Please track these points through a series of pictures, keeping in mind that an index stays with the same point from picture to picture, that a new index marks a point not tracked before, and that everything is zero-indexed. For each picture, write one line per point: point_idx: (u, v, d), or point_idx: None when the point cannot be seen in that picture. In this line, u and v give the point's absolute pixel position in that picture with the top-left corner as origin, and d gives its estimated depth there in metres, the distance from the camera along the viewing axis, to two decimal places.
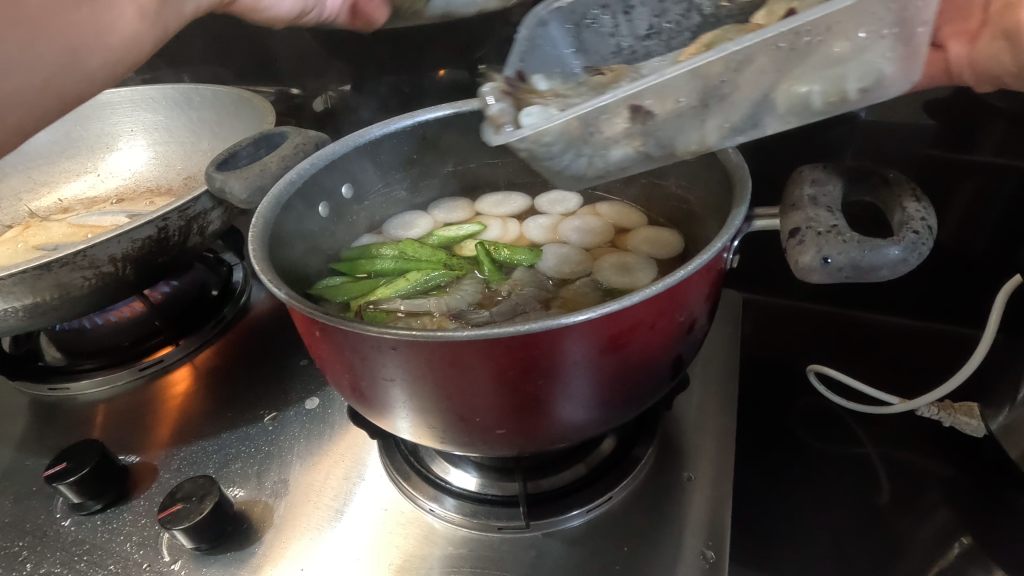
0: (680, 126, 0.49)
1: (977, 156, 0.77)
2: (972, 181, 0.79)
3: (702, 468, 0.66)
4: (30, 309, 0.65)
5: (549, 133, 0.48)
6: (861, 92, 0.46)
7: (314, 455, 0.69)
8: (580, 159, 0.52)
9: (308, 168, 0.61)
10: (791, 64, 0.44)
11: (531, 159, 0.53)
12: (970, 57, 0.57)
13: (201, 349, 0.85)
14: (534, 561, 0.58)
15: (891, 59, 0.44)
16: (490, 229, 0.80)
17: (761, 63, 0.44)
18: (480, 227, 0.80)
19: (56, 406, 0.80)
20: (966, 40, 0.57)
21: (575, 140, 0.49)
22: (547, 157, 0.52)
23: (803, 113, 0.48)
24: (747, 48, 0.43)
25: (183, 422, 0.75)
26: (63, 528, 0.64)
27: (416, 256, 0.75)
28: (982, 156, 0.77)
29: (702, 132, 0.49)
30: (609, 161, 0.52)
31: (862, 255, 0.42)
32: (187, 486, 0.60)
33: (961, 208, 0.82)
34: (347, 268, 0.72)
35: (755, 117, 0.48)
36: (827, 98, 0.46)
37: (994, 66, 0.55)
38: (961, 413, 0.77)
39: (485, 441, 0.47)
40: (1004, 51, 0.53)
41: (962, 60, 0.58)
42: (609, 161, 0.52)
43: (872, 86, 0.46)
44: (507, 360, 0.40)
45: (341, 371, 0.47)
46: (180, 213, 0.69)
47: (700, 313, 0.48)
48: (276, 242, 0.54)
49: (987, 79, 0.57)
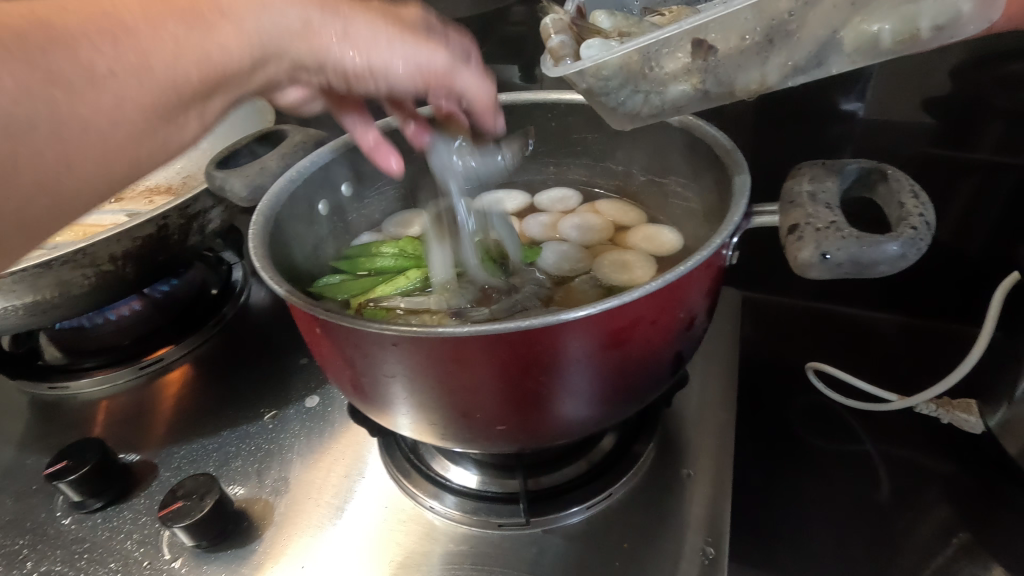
0: (742, 63, 0.49)
1: (978, 154, 0.78)
2: (971, 179, 0.80)
3: (701, 465, 0.66)
4: (31, 307, 0.65)
5: (609, 65, 0.48)
6: (932, 29, 0.47)
7: (315, 453, 0.70)
8: (634, 96, 0.51)
9: (307, 166, 0.61)
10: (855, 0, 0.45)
11: (584, 93, 0.52)
12: None
13: (201, 347, 0.85)
14: (534, 558, 0.58)
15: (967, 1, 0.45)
16: None
17: (830, 2, 0.45)
18: None
19: (56, 405, 0.80)
20: None
21: (633, 77, 0.49)
22: (600, 92, 0.51)
23: (863, 48, 0.48)
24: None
25: (183, 420, 0.75)
26: (64, 527, 0.64)
27: (414, 253, 0.75)
28: (983, 154, 0.77)
29: (761, 70, 0.49)
30: (667, 101, 0.51)
31: (861, 250, 0.43)
32: (188, 483, 0.60)
33: (962, 205, 0.82)
34: (347, 266, 0.72)
35: (815, 53, 0.48)
36: (895, 31, 0.47)
37: None
38: (959, 409, 0.80)
39: (486, 437, 0.47)
40: None
41: None
42: (666, 100, 0.51)
43: (942, 22, 0.46)
44: (509, 355, 0.40)
45: (341, 367, 0.47)
46: (180, 211, 0.69)
47: (699, 309, 0.48)
48: (276, 240, 0.54)
49: None
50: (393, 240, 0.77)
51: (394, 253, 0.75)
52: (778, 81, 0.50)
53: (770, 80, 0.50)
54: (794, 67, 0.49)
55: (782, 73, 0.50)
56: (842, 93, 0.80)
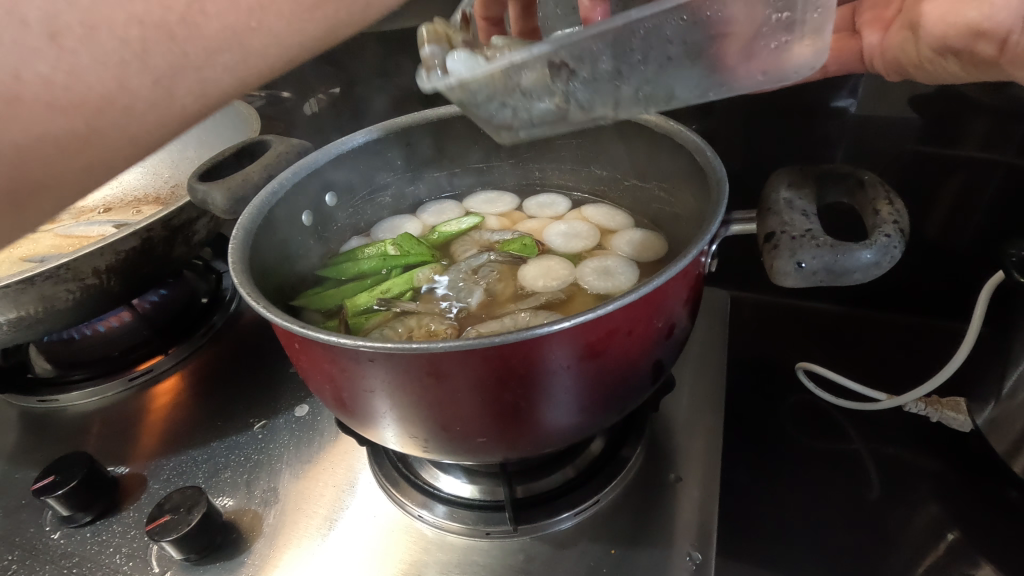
0: (603, 82, 0.49)
1: (964, 151, 0.77)
2: (958, 177, 0.80)
3: (690, 469, 0.66)
4: (15, 323, 0.65)
5: (473, 82, 0.47)
6: (761, 74, 0.50)
7: (303, 463, 0.70)
8: (502, 110, 0.50)
9: (288, 177, 0.60)
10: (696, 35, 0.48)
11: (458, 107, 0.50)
12: (882, 45, 0.63)
13: (190, 357, 0.85)
14: (522, 566, 0.58)
15: (794, 43, 0.48)
16: (488, 220, 0.81)
17: (669, 28, 0.47)
18: (478, 219, 0.80)
19: (45, 418, 0.79)
20: (880, 28, 0.64)
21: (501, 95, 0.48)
22: (471, 105, 0.50)
23: (711, 82, 0.50)
24: (652, 18, 0.46)
25: (173, 432, 0.75)
26: (53, 542, 0.64)
27: (405, 250, 0.75)
28: (969, 151, 0.77)
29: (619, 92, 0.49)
30: (533, 115, 0.51)
31: (835, 259, 0.43)
32: (176, 497, 0.60)
33: (949, 202, 0.82)
34: (335, 273, 0.73)
35: (670, 85, 0.49)
36: (728, 64, 0.49)
37: (902, 55, 0.61)
38: (947, 408, 0.79)
39: (467, 449, 0.47)
40: (910, 40, 0.59)
41: (875, 47, 0.64)
42: (537, 113, 0.50)
43: (770, 65, 0.49)
44: (485, 369, 0.40)
45: (322, 382, 0.47)
46: (164, 223, 0.69)
47: (679, 316, 0.48)
48: (256, 253, 0.54)
49: (895, 67, 0.64)
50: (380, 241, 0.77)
51: (381, 251, 0.75)
52: (637, 107, 0.51)
53: (627, 105, 0.50)
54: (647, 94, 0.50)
55: (636, 99, 0.50)
56: (830, 93, 0.80)
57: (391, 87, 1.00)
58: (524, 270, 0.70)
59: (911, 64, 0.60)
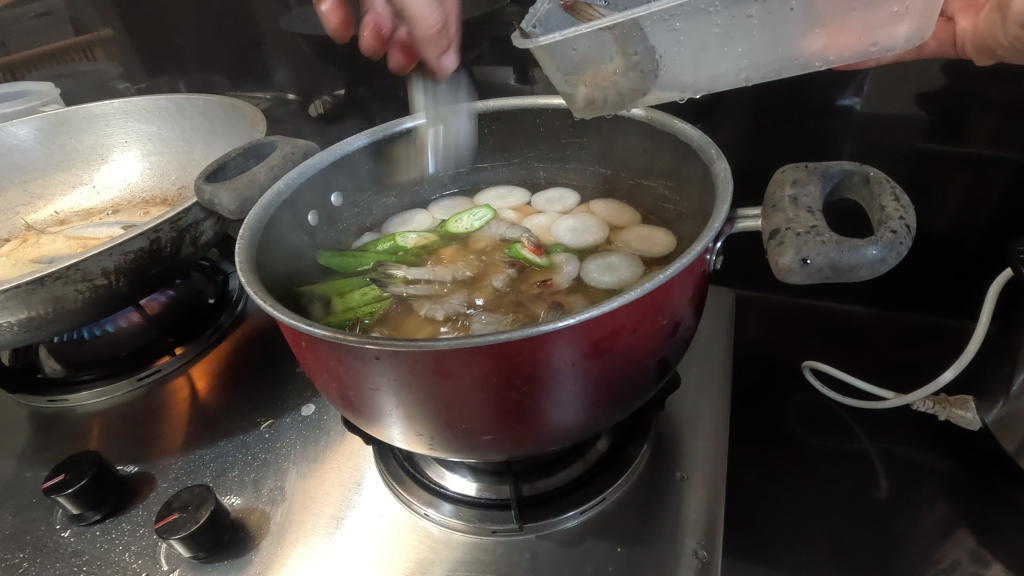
0: (699, 54, 0.50)
1: (971, 148, 0.78)
2: (965, 174, 0.80)
3: (696, 468, 0.66)
4: (25, 324, 0.65)
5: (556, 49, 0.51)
6: (873, 47, 0.50)
7: (311, 462, 0.70)
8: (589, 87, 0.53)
9: (294, 177, 0.61)
10: (816, 8, 0.47)
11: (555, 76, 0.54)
12: (974, 28, 0.61)
13: (198, 357, 0.86)
14: (528, 564, 0.58)
15: (902, 20, 0.49)
16: (503, 214, 0.79)
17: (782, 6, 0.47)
18: (492, 213, 0.78)
19: (55, 417, 0.80)
20: (973, 14, 0.61)
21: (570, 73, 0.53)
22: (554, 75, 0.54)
23: (814, 54, 0.51)
24: None
25: (182, 430, 0.76)
26: (63, 539, 0.65)
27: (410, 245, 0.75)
28: (976, 148, 0.78)
29: (722, 66, 0.51)
30: (619, 93, 0.54)
31: (840, 255, 0.42)
32: (184, 495, 0.61)
33: (959, 198, 0.82)
34: (340, 262, 0.71)
35: (776, 64, 0.51)
36: (835, 42, 0.50)
37: (991, 38, 0.59)
38: (956, 406, 0.78)
39: (471, 447, 0.46)
40: (997, 24, 0.58)
41: (968, 32, 0.62)
42: (624, 91, 0.53)
43: (880, 36, 0.49)
44: (489, 366, 0.40)
45: (328, 380, 0.47)
46: (171, 224, 0.69)
47: (684, 315, 0.47)
48: (264, 253, 0.54)
49: (986, 52, 0.62)
50: (390, 235, 0.77)
51: (393, 242, 0.75)
52: (737, 81, 0.52)
53: (726, 82, 0.52)
54: (745, 68, 0.51)
55: (737, 73, 0.52)
56: (838, 90, 0.80)
57: (395, 87, 1.02)
58: (509, 291, 0.64)
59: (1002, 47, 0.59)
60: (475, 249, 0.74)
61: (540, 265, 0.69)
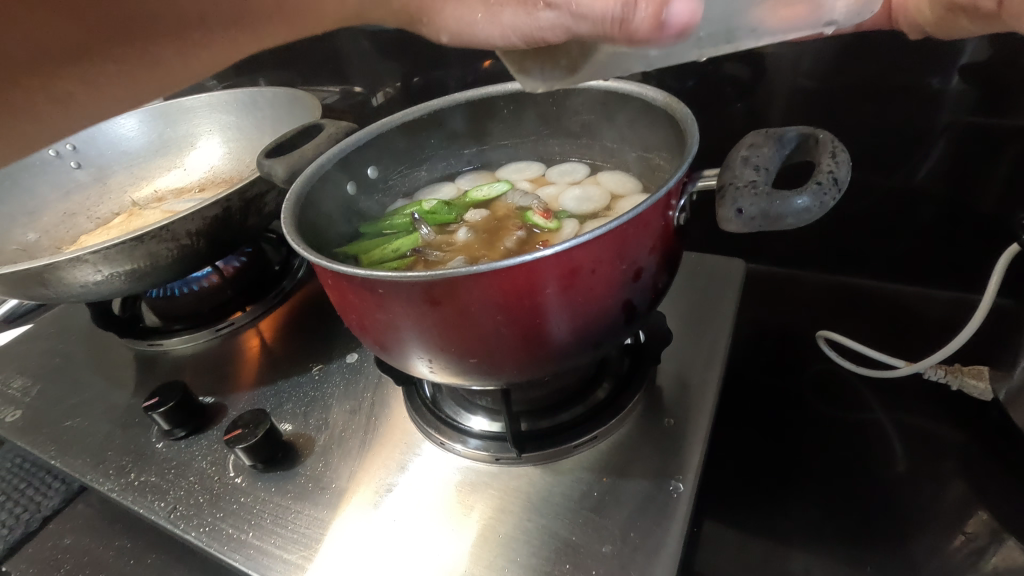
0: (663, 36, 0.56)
1: (1013, 120, 0.79)
2: (1013, 147, 0.80)
3: (689, 416, 0.72)
4: (129, 274, 0.80)
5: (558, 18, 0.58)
6: (829, 22, 0.54)
7: (349, 399, 0.82)
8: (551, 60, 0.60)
9: (335, 153, 0.71)
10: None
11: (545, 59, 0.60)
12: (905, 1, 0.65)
13: (265, 313, 1.00)
14: (524, 487, 0.67)
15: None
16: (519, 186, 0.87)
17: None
18: (509, 186, 0.86)
19: (153, 358, 0.97)
20: None
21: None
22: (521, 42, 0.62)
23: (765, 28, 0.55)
24: None
25: (250, 371, 0.90)
26: (158, 449, 0.81)
27: (435, 210, 0.83)
28: (1017, 120, 0.78)
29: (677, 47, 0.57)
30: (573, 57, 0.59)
31: (770, 205, 0.47)
32: (246, 415, 0.74)
33: (1002, 171, 0.83)
34: (372, 228, 0.81)
35: (730, 35, 0.56)
36: (787, 13, 0.54)
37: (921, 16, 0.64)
38: (968, 376, 0.80)
39: (461, 370, 0.55)
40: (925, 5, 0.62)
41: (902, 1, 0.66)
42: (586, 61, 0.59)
43: (821, 13, 0.53)
44: (469, 296, 0.49)
45: (349, 312, 0.57)
46: (240, 195, 0.83)
47: (647, 263, 0.54)
48: (306, 214, 0.66)
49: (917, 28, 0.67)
50: (417, 202, 0.86)
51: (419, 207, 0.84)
52: (691, 55, 0.58)
53: (683, 56, 0.58)
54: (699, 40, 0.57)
55: (690, 49, 0.57)
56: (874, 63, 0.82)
57: (446, 78, 1.12)
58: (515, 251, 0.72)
59: (931, 24, 0.63)
60: (495, 216, 0.83)
61: (549, 228, 0.76)
